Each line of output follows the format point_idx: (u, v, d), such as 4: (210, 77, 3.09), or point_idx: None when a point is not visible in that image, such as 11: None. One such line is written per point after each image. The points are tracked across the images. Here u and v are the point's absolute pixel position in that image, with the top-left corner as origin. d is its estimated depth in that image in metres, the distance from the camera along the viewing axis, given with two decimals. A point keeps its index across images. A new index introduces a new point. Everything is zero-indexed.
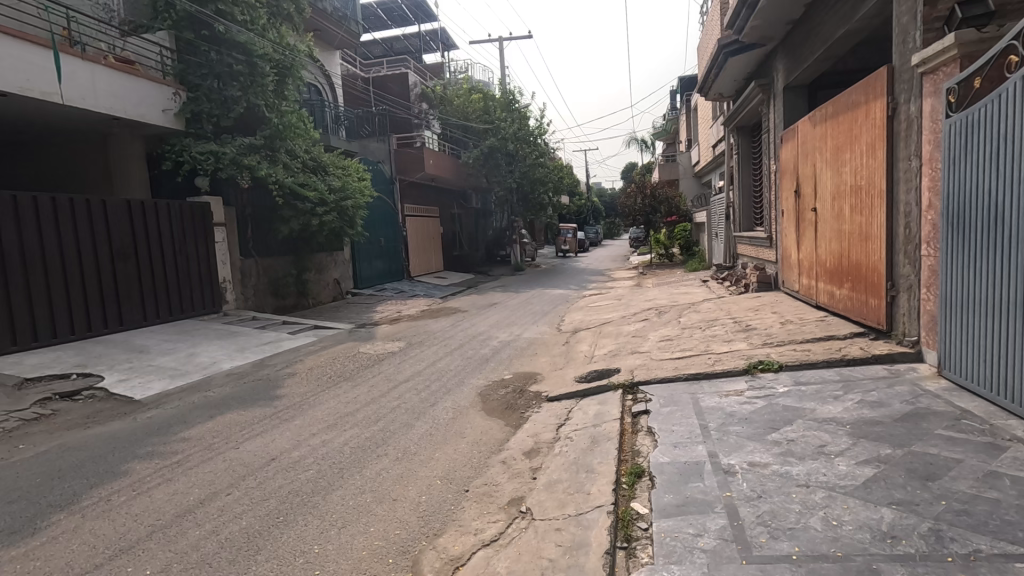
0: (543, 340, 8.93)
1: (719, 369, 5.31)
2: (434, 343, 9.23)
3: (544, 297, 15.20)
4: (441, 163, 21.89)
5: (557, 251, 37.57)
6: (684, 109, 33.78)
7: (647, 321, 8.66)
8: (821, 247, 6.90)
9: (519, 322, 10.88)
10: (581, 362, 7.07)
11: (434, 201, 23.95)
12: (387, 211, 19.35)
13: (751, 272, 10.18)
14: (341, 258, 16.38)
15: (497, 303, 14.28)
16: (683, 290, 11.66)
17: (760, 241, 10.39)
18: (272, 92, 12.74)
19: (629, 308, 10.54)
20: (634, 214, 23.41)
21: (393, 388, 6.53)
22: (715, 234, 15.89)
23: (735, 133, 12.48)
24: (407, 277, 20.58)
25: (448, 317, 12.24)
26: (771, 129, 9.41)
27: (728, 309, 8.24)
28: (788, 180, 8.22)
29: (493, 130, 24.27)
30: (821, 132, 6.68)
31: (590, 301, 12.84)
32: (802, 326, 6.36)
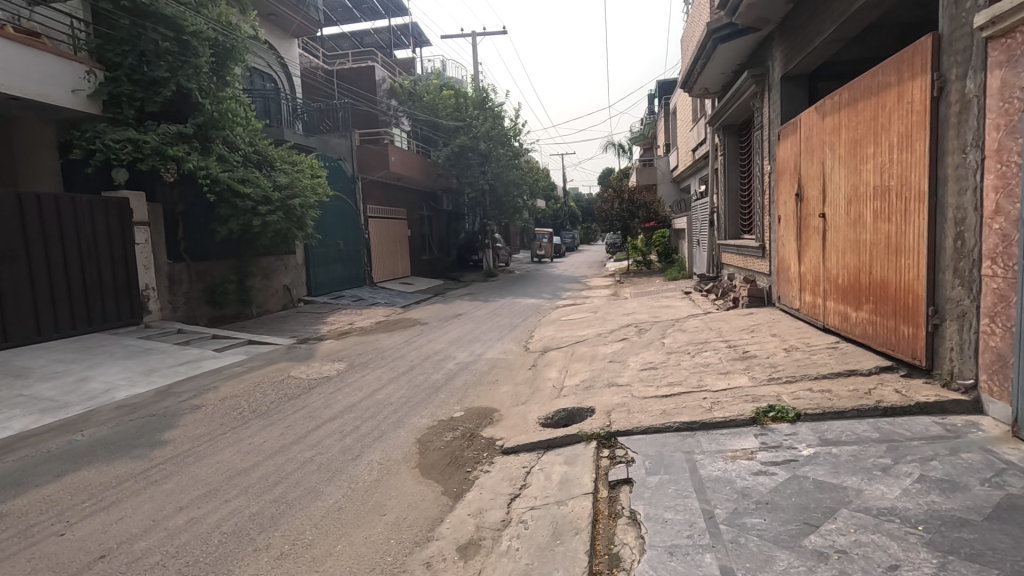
0: (507, 363, 7.73)
1: (718, 417, 4.17)
2: (380, 365, 7.95)
3: (514, 308, 14.01)
4: (408, 162, 20.58)
5: (532, 256, 36.47)
6: (662, 113, 33.06)
7: (627, 342, 7.53)
8: (830, 259, 5.87)
9: (482, 338, 9.67)
10: (547, 395, 5.90)
11: (402, 202, 22.61)
12: (347, 211, 17.95)
13: (740, 285, 9.16)
14: (293, 262, 14.96)
15: (462, 314, 13.04)
16: (664, 302, 10.59)
17: (750, 250, 9.39)
18: (209, 76, 11.29)
19: (606, 323, 9.42)
20: (611, 220, 22.40)
21: (313, 429, 5.23)
22: (697, 241, 14.94)
23: (722, 132, 11.51)
24: (369, 283, 19.19)
25: (405, 331, 10.95)
26: (766, 125, 8.41)
27: (718, 330, 7.15)
28: (789, 183, 7.19)
29: (465, 129, 23.05)
30: (834, 123, 5.64)
31: (562, 314, 11.69)
32: (812, 355, 5.29)
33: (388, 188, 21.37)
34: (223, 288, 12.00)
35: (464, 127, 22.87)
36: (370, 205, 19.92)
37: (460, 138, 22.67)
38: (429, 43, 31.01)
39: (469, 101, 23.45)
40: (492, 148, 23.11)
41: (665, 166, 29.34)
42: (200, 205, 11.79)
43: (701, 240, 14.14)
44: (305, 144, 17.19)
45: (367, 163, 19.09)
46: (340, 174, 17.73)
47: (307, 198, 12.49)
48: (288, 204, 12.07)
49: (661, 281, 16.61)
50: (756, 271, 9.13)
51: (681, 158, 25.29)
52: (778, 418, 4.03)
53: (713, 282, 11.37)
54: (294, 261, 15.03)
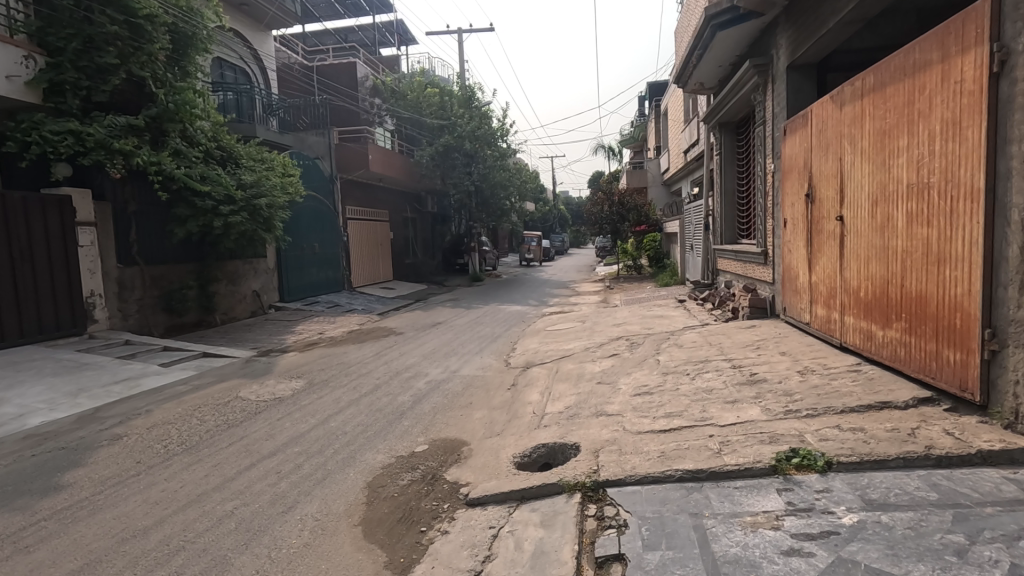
0: (484, 382, 6.92)
1: (730, 464, 3.39)
2: (343, 382, 7.11)
3: (498, 316, 13.21)
4: (390, 162, 19.74)
5: (520, 259, 35.73)
6: (653, 115, 32.51)
7: (617, 359, 6.76)
8: (849, 268, 5.15)
9: (459, 351, 8.85)
10: (526, 424, 5.11)
11: (383, 204, 21.76)
12: (323, 212, 17.09)
13: (740, 294, 8.45)
14: (263, 266, 14.06)
15: (441, 322, 12.21)
16: (656, 312, 9.84)
17: (749, 256, 8.68)
18: (165, 64, 10.40)
19: (594, 335, 8.64)
20: (601, 223, 21.71)
21: (244, 469, 4.37)
22: (690, 246, 14.25)
23: (718, 129, 10.84)
24: (347, 288, 18.32)
25: (378, 342, 10.12)
26: (769, 120, 7.71)
27: (719, 346, 6.39)
28: (797, 183, 6.49)
29: (450, 128, 22.25)
30: (855, 113, 4.93)
31: (548, 323, 10.92)
32: (834, 382, 4.53)
33: (369, 189, 20.51)
34: (182, 294, 11.08)
35: (448, 126, 22.08)
36: (350, 206, 19.07)
37: (444, 138, 21.85)
38: (415, 41, 30.20)
39: (454, 100, 22.64)
40: (477, 148, 22.32)
41: (656, 168, 28.72)
42: (156, 204, 10.87)
43: (695, 244, 13.43)
44: (279, 142, 16.30)
45: (346, 162, 18.24)
46: (317, 173, 16.88)
47: (275, 198, 11.60)
48: (254, 205, 11.19)
49: (652, 288, 15.91)
50: (757, 279, 8.42)
51: (672, 160, 24.65)
52: (805, 466, 3.26)
53: (709, 289, 10.66)
54: (265, 265, 14.14)
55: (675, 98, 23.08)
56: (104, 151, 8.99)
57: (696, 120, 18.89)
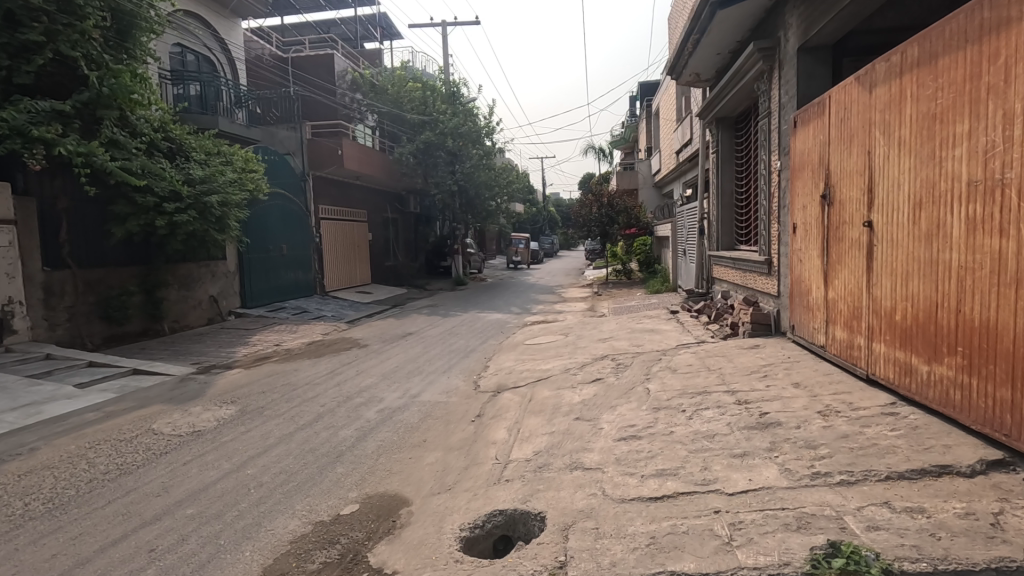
0: (444, 411, 5.92)
1: (748, 566, 2.43)
2: (281, 410, 6.08)
3: (475, 324, 12.25)
4: (367, 159, 18.73)
5: (508, 262, 34.79)
6: (644, 115, 31.70)
7: (599, 385, 5.79)
8: (880, 284, 4.23)
9: (424, 369, 7.85)
10: (483, 475, 4.12)
11: (361, 203, 20.72)
12: (293, 211, 16.04)
13: (740, 308, 7.55)
14: (222, 269, 12.99)
15: (413, 332, 11.20)
16: (646, 325, 8.90)
17: (750, 265, 7.79)
18: (102, 45, 9.31)
19: (576, 353, 7.68)
20: (589, 225, 20.81)
21: (109, 545, 3.34)
22: (683, 251, 13.37)
23: (715, 125, 9.97)
24: (320, 293, 17.28)
25: (338, 356, 9.10)
26: (774, 111, 6.81)
27: (719, 372, 5.45)
28: (810, 181, 5.58)
29: (431, 124, 21.16)
30: (891, 94, 4.01)
31: (527, 336, 9.96)
32: (868, 431, 3.59)
33: (345, 188, 19.47)
34: (121, 301, 9.98)
35: (430, 122, 21.06)
36: (324, 205, 18.05)
37: (425, 134, 20.78)
38: (399, 35, 29.22)
39: (437, 95, 21.63)
40: (461, 146, 21.32)
41: (647, 169, 27.88)
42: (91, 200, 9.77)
43: (688, 250, 12.55)
44: (244, 136, 15.23)
45: (319, 159, 17.19)
46: (286, 169, 15.83)
47: (228, 194, 10.64)
48: (203, 202, 10.20)
49: (642, 295, 15.01)
50: (759, 291, 7.53)
51: (663, 161, 23.79)
52: (852, 574, 2.30)
53: (703, 300, 9.77)
54: (224, 268, 13.07)
55: (666, 96, 22.26)
56: (21, 139, 7.88)
57: (688, 119, 18.04)
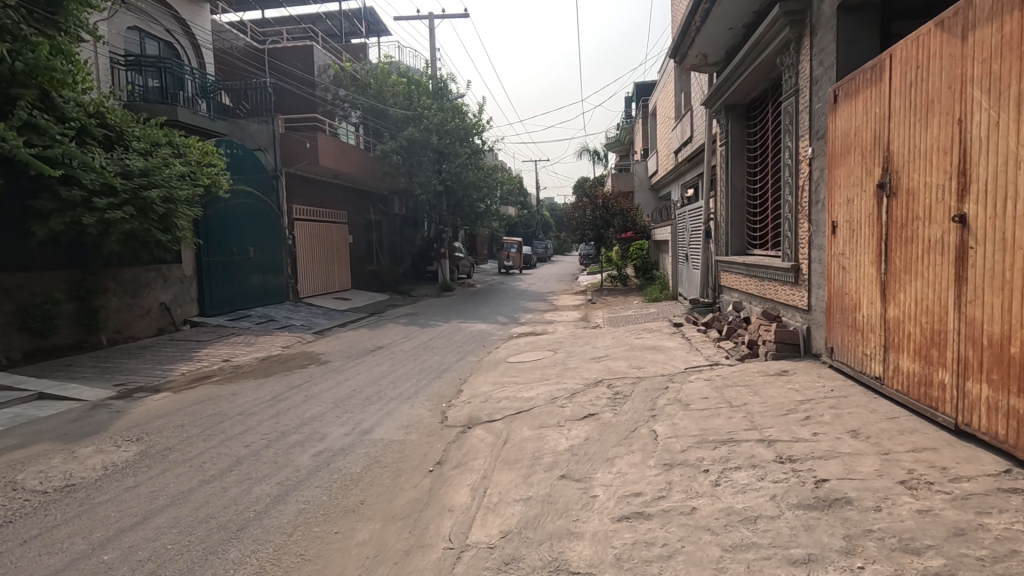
0: (397, 456, 4.70)
1: None
2: (193, 452, 4.85)
3: (456, 336, 11.09)
4: (346, 156, 17.51)
5: (499, 266, 33.67)
6: (640, 115, 30.66)
7: (592, 424, 4.59)
8: (976, 301, 3.09)
9: (386, 394, 6.65)
10: (427, 571, 2.92)
11: (340, 204, 19.50)
12: (262, 211, 14.82)
13: (759, 324, 6.40)
14: (176, 274, 11.73)
15: (384, 345, 9.99)
16: (646, 341, 7.73)
17: (770, 273, 6.64)
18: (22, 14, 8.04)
19: (565, 375, 6.49)
20: (583, 228, 19.67)
21: None
22: (685, 257, 12.23)
23: (724, 114, 8.82)
24: (292, 299, 16.05)
25: (291, 375, 7.87)
26: (804, 87, 5.66)
27: (744, 410, 4.27)
28: (858, 168, 4.43)
29: (414, 119, 19.81)
30: (1001, 35, 2.87)
31: (510, 351, 8.78)
32: (991, 525, 2.40)
33: (322, 187, 18.24)
34: (45, 310, 8.71)
35: (415, 118, 19.85)
36: (298, 206, 16.83)
37: (409, 129, 19.36)
38: (387, 31, 28.06)
39: (422, 90, 20.43)
40: (448, 144, 20.15)
41: (643, 171, 26.83)
42: (10, 194, 8.50)
43: (691, 255, 11.41)
44: (207, 129, 13.99)
45: (292, 155, 15.96)
46: (253, 165, 14.58)
47: (173, 190, 9.37)
48: (141, 197, 8.93)
49: (640, 303, 13.87)
50: (781, 304, 6.37)
51: (661, 162, 22.72)
52: None
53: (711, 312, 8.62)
54: (178, 273, 11.81)
55: (665, 93, 21.18)
56: None
57: (689, 115, 16.96)
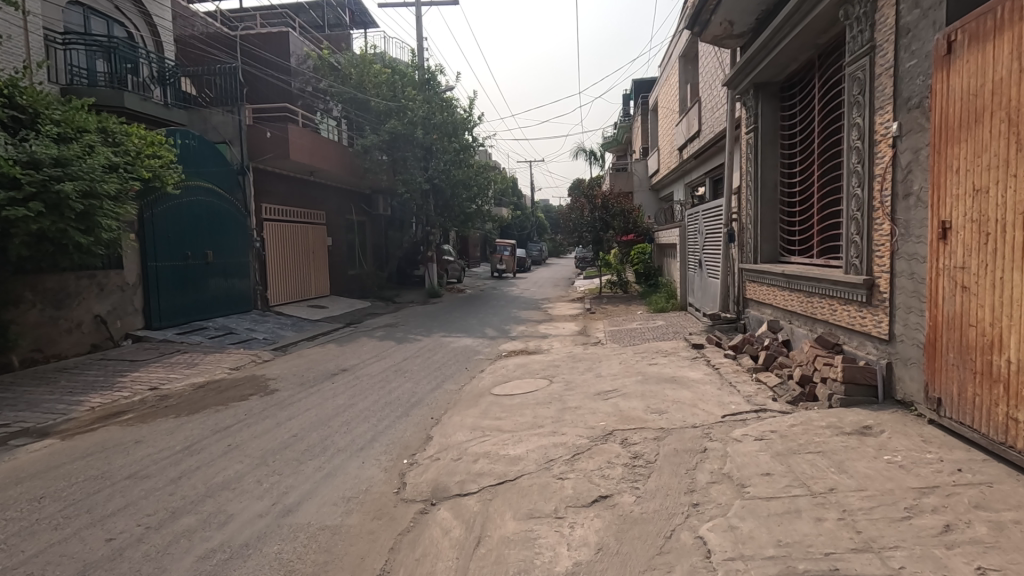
0: (322, 561, 3.23)
1: None
2: (27, 551, 3.35)
3: (436, 354, 9.63)
4: (322, 151, 16.02)
5: (491, 270, 32.29)
6: (639, 112, 29.27)
7: (605, 517, 3.15)
8: None
9: (333, 443, 5.17)
10: None
11: (317, 203, 17.98)
12: (223, 210, 13.32)
13: (814, 355, 4.97)
14: (115, 282, 10.21)
15: (350, 366, 8.50)
16: (661, 370, 6.30)
17: (827, 289, 5.21)
18: None
19: (563, 420, 5.05)
20: (581, 232, 18.11)
21: None
22: (697, 264, 10.79)
23: (753, 94, 7.41)
24: (259, 308, 14.52)
25: (226, 410, 6.37)
26: (884, 43, 4.22)
27: (836, 505, 2.84)
28: (997, 142, 3.02)
29: (398, 111, 18.33)
30: None
31: (496, 378, 7.34)
32: None
33: (296, 185, 16.73)
34: None
35: (399, 110, 18.34)
36: (268, 205, 15.32)
37: (391, 122, 17.92)
38: (373, 23, 26.59)
39: (408, 81, 18.94)
40: (436, 139, 18.68)
41: (643, 170, 25.46)
42: None
43: (706, 262, 10.00)
44: (162, 117, 12.51)
45: (262, 148, 14.45)
46: (215, 159, 13.10)
47: (93, 183, 7.86)
48: (52, 190, 7.42)
49: (645, 315, 12.46)
50: (844, 330, 4.94)
51: (663, 160, 21.31)
52: None
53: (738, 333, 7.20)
54: (119, 281, 10.30)
55: (668, 86, 19.77)
56: None
57: (697, 107, 15.57)
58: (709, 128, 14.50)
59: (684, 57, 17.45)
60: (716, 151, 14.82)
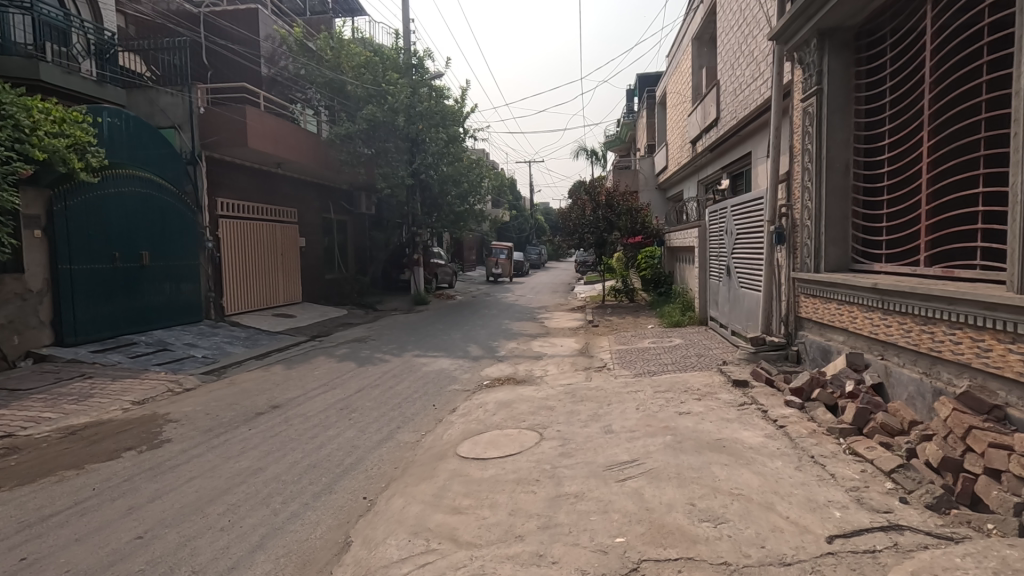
0: None
1: None
2: None
3: (403, 380, 7.76)
4: (288, 139, 14.15)
5: (486, 275, 30.42)
6: (644, 107, 27.42)
7: None
8: None
9: (191, 557, 3.26)
10: None
11: (287, 199, 16.12)
12: (163, 204, 11.46)
13: (960, 426, 3.11)
14: (9, 289, 8.33)
15: (285, 400, 6.62)
16: (697, 425, 4.41)
17: (975, 318, 3.33)
18: None
19: (556, 524, 3.17)
20: (582, 233, 16.00)
21: None
22: (724, 271, 8.92)
23: (815, 46, 5.52)
24: (210, 318, 12.62)
25: (76, 476, 4.46)
26: None
27: None
28: None
29: (379, 98, 16.43)
30: None
31: (470, 426, 5.44)
32: None
33: (260, 178, 14.85)
34: None
35: (380, 97, 16.45)
36: (225, 199, 13.45)
37: (370, 109, 16.01)
38: (360, 9, 24.72)
39: (391, 65, 17.05)
40: (422, 130, 16.81)
41: (650, 168, 23.64)
42: None
43: (738, 269, 8.13)
44: (91, 95, 10.68)
45: (215, 133, 12.56)
46: (154, 144, 11.32)
47: None
48: None
49: (656, 330, 10.56)
50: (1013, 387, 3.07)
51: (672, 155, 19.42)
52: None
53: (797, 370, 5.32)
54: (17, 287, 8.44)
55: (679, 73, 17.92)
56: None
57: (714, 91, 13.68)
58: (730, 114, 12.62)
59: (698, 38, 15.61)
60: (737, 142, 12.96)
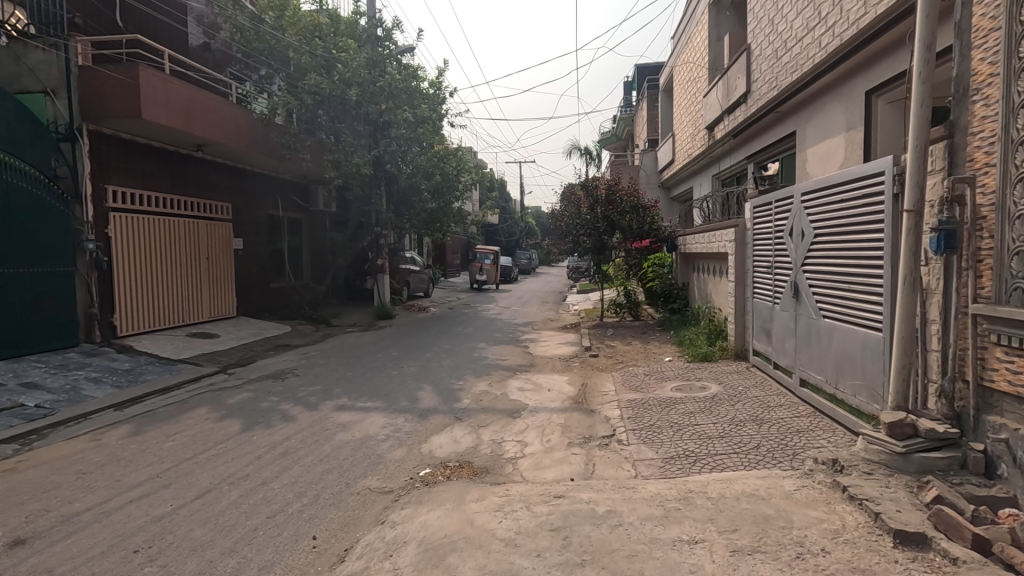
0: None
1: None
2: None
3: (293, 463, 4.85)
4: (209, 115, 11.22)
5: (470, 282, 27.46)
6: (644, 97, 24.68)
7: None
8: None
9: None
10: None
11: (217, 191, 13.18)
12: (13, 189, 8.54)
13: None
14: None
15: (52, 526, 3.72)
16: None
17: None
18: None
19: None
20: (577, 236, 13.10)
21: None
22: (785, 289, 6.14)
23: None
24: (87, 341, 9.67)
25: None
26: None
27: None
28: None
29: (329, 68, 13.50)
30: None
31: None
32: None
33: (175, 164, 11.87)
34: None
35: (330, 68, 13.56)
36: (119, 187, 10.46)
37: (316, 79, 13.07)
38: None
39: (347, 30, 14.01)
40: (385, 111, 13.91)
41: (652, 163, 20.88)
42: None
43: (816, 289, 5.32)
44: None
45: (99, 98, 9.58)
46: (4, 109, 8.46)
47: None
48: None
49: (679, 369, 7.71)
50: None
51: (682, 145, 16.64)
52: None
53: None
54: None
55: (690, 47, 15.15)
56: None
57: (742, 59, 10.89)
58: (766, 83, 9.81)
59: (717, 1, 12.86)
60: (775, 120, 10.17)
